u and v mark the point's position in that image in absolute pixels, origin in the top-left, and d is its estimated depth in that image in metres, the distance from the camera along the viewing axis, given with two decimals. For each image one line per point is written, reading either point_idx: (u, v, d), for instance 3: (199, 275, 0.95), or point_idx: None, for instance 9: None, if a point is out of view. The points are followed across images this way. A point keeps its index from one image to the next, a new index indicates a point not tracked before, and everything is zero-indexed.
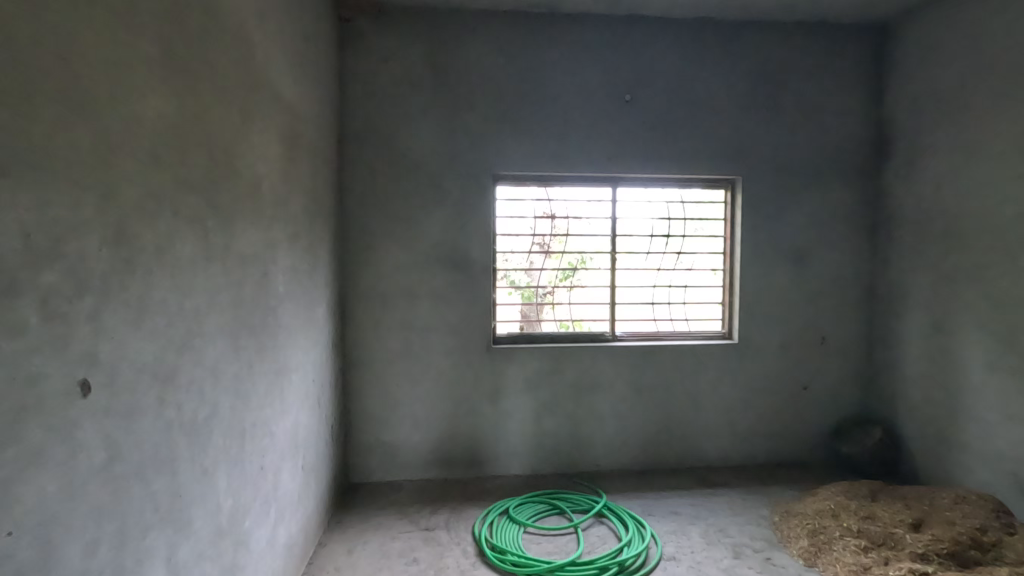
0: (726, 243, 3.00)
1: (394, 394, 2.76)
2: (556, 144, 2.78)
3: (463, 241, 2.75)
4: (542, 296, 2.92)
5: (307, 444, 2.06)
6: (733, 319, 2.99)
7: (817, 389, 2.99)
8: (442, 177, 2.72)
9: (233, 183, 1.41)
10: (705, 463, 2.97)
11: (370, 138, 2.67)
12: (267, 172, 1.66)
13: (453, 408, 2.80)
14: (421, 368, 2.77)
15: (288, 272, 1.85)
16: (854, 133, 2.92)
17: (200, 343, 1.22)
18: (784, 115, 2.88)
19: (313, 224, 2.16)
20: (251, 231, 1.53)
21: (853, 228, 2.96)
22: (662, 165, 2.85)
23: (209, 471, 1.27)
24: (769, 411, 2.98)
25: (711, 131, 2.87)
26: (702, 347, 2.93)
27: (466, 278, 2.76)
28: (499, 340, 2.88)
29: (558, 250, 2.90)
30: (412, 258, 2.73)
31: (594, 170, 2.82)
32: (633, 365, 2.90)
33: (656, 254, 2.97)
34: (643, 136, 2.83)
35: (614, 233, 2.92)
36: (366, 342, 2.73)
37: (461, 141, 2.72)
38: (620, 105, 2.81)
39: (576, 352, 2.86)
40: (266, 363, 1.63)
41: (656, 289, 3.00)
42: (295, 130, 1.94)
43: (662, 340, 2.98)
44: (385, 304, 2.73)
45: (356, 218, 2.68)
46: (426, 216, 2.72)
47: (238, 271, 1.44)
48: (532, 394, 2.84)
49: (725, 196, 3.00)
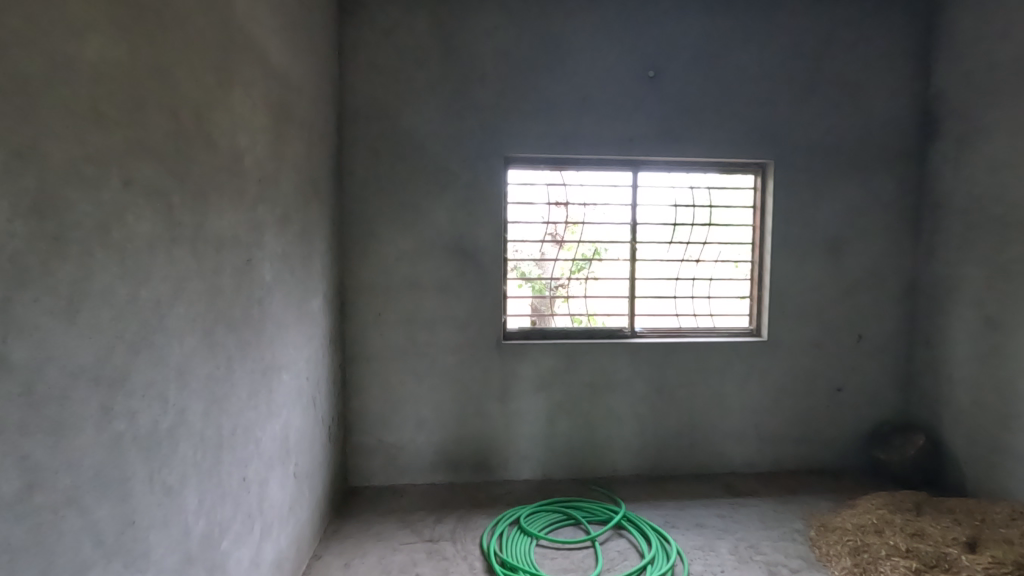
0: (755, 234, 2.79)
1: (397, 393, 2.58)
2: (574, 124, 2.57)
3: (472, 228, 2.55)
4: (555, 289, 2.72)
5: (300, 449, 1.88)
6: (762, 315, 2.78)
7: (851, 391, 2.77)
8: (449, 159, 2.52)
9: (207, 154, 1.21)
10: (730, 469, 2.77)
11: (372, 117, 2.47)
12: (252, 145, 1.47)
13: (460, 408, 2.61)
14: (426, 366, 2.58)
15: (277, 260, 1.66)
16: (898, 114, 2.68)
17: (161, 340, 1.03)
18: (820, 94, 2.65)
19: (307, 207, 1.97)
20: (230, 212, 1.33)
21: (894, 217, 2.72)
22: (688, 148, 2.63)
23: (175, 489, 1.08)
24: (800, 414, 2.77)
25: (741, 110, 2.64)
26: (728, 345, 2.72)
27: (474, 268, 2.56)
28: (509, 336, 2.68)
29: (573, 240, 2.71)
30: (417, 247, 2.53)
31: (613, 152, 2.60)
32: (653, 363, 2.70)
33: (679, 244, 2.77)
34: (667, 115, 2.61)
35: (632, 221, 2.72)
36: (367, 337, 2.54)
37: (471, 121, 2.51)
38: (642, 82, 2.59)
39: (592, 349, 2.66)
40: (250, 362, 1.45)
41: (678, 282, 2.79)
42: (287, 103, 1.74)
43: (684, 336, 2.77)
44: (387, 296, 2.54)
45: (356, 203, 2.48)
46: (432, 202, 2.52)
47: (213, 255, 1.24)
48: (545, 394, 2.65)
49: (755, 182, 2.77)
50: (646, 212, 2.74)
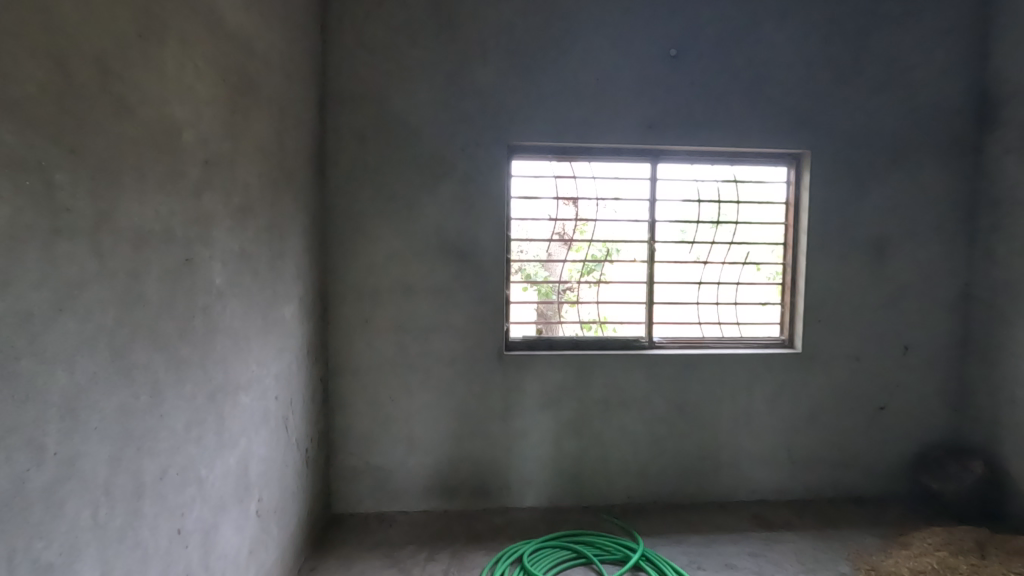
0: (788, 233, 2.50)
1: (387, 409, 2.30)
2: (587, 108, 2.29)
3: (471, 225, 2.27)
4: (564, 293, 2.44)
5: (266, 481, 1.60)
6: (795, 324, 2.48)
7: (896, 410, 2.48)
8: (446, 147, 2.24)
9: (119, 122, 0.94)
10: (759, 497, 2.47)
11: (359, 99, 2.19)
12: (196, 117, 1.20)
13: (456, 427, 2.33)
14: (419, 379, 2.30)
15: (234, 261, 1.38)
16: (951, 98, 2.38)
17: (31, 368, 0.76)
18: (864, 75, 2.36)
19: (278, 199, 1.69)
20: (158, 199, 1.06)
21: (946, 215, 2.42)
22: (715, 136, 2.34)
23: (59, 567, 0.81)
24: (838, 435, 2.47)
25: (774, 94, 2.35)
26: (758, 357, 2.43)
27: (474, 271, 2.28)
28: (513, 345, 2.40)
29: (583, 238, 2.43)
30: (409, 246, 2.26)
31: (631, 141, 2.32)
32: (674, 377, 2.40)
33: (702, 244, 2.48)
34: (691, 99, 2.33)
35: (651, 218, 2.44)
36: (352, 346, 2.26)
37: (471, 105, 2.24)
38: (663, 62, 2.30)
39: (605, 361, 2.37)
40: (188, 387, 1.17)
41: (702, 286, 2.50)
42: (250, 74, 1.47)
43: (709, 347, 2.49)
44: (375, 301, 2.26)
45: (341, 196, 2.21)
46: (426, 195, 2.24)
47: (128, 254, 0.97)
48: (552, 412, 2.36)
49: (788, 175, 2.48)
50: (665, 209, 2.45)
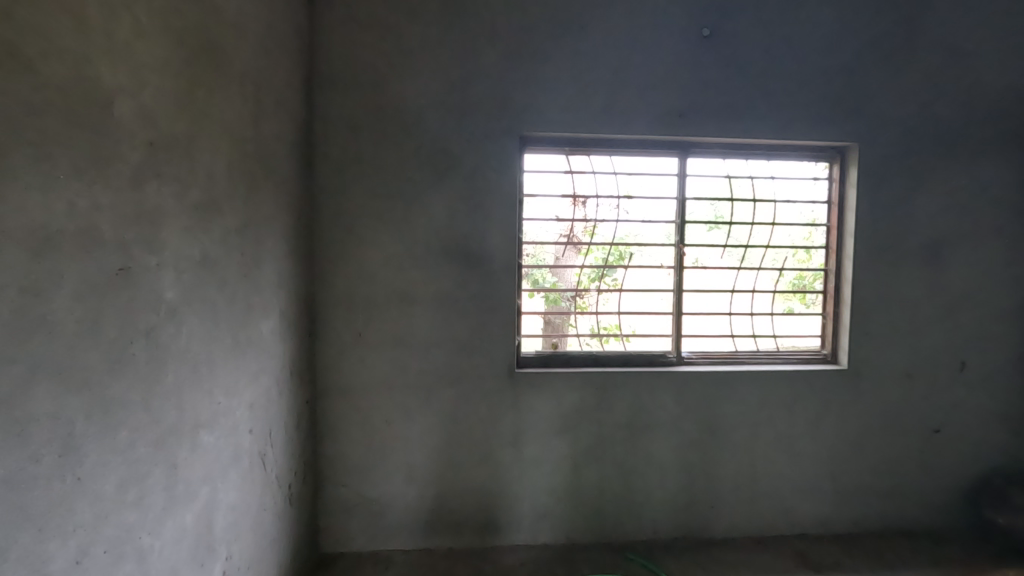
0: (830, 235, 2.24)
1: (382, 434, 2.03)
2: (608, 95, 2.03)
3: (479, 227, 2.01)
4: (581, 303, 2.17)
5: (236, 535, 1.32)
6: (840, 337, 2.23)
7: (950, 433, 2.22)
8: (450, 138, 1.97)
9: (7, 79, 0.68)
10: (799, 530, 2.21)
11: (352, 83, 1.93)
12: (138, 86, 0.93)
13: (461, 455, 2.06)
14: (419, 401, 2.03)
15: (193, 270, 1.12)
16: (1014, 86, 2.14)
17: None
18: (918, 59, 2.10)
19: (253, 194, 1.43)
20: (77, 188, 0.79)
21: (1009, 217, 2.17)
22: (752, 127, 2.09)
23: None
24: (886, 462, 2.21)
25: (818, 79, 2.10)
26: (799, 374, 2.17)
27: (482, 278, 2.02)
28: (524, 362, 2.14)
29: (600, 241, 2.16)
30: (409, 251, 1.99)
31: (659, 132, 2.06)
32: (706, 397, 2.14)
33: (734, 248, 2.23)
34: (726, 85, 2.07)
35: (677, 219, 2.18)
36: (344, 363, 1.99)
37: (479, 89, 1.98)
38: (695, 43, 2.05)
39: (628, 379, 2.11)
40: (123, 435, 0.90)
41: (735, 294, 2.24)
42: (215, 40, 1.20)
43: (742, 362, 2.23)
44: (370, 312, 1.99)
45: (331, 193, 1.94)
46: (428, 193, 1.98)
47: (24, 263, 0.70)
48: (568, 436, 2.10)
49: (831, 171, 2.23)
50: (693, 208, 2.19)
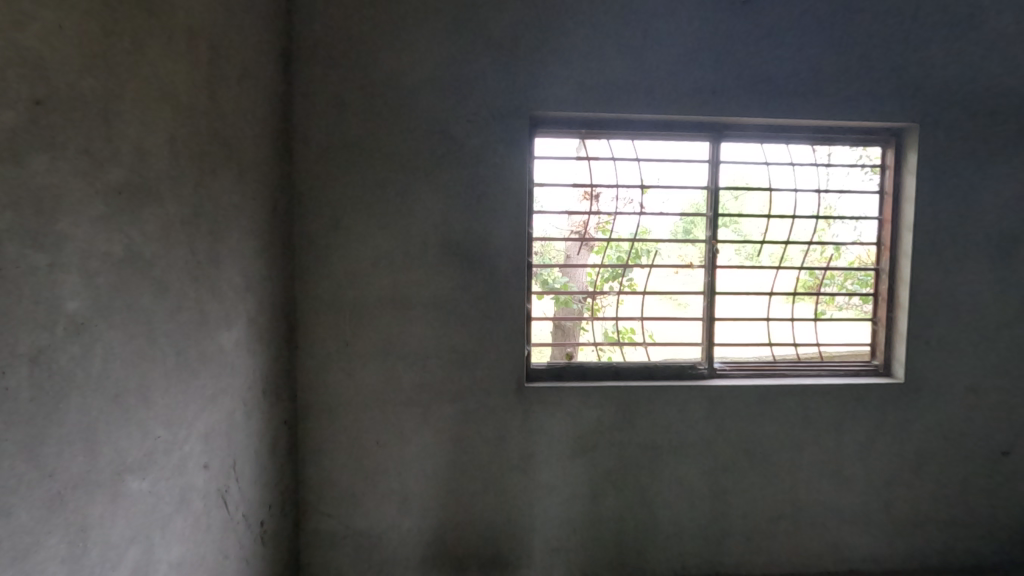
0: (884, 230, 1.97)
1: (373, 458, 1.78)
2: (632, 69, 1.76)
3: (483, 221, 1.75)
4: (599, 307, 1.92)
5: None
6: (894, 346, 1.95)
7: (1021, 456, 1.94)
8: (450, 119, 1.72)
9: None
10: (849, 566, 1.94)
11: (336, 55, 1.67)
12: (10, 24, 0.69)
13: (463, 481, 1.81)
14: (415, 420, 1.78)
15: (113, 273, 0.87)
16: None
17: None
18: (988, 27, 1.83)
19: (208, 180, 1.18)
20: None
21: None
22: (797, 106, 1.82)
23: None
24: (948, 489, 1.94)
25: (871, 51, 1.82)
26: (849, 389, 1.90)
27: (486, 280, 1.76)
28: (534, 374, 1.88)
29: (621, 236, 1.90)
30: (403, 248, 1.74)
31: (690, 112, 1.79)
32: (742, 414, 1.88)
33: (773, 245, 1.96)
34: (766, 58, 1.80)
35: (707, 211, 1.92)
36: (329, 377, 1.74)
37: (481, 62, 1.72)
38: (728, 8, 1.78)
39: (654, 395, 1.85)
40: None
41: (774, 297, 1.98)
42: None
43: (783, 374, 1.96)
44: (358, 319, 1.74)
45: (312, 181, 1.69)
46: (424, 182, 1.72)
47: None
48: (585, 460, 1.84)
49: (885, 156, 1.96)
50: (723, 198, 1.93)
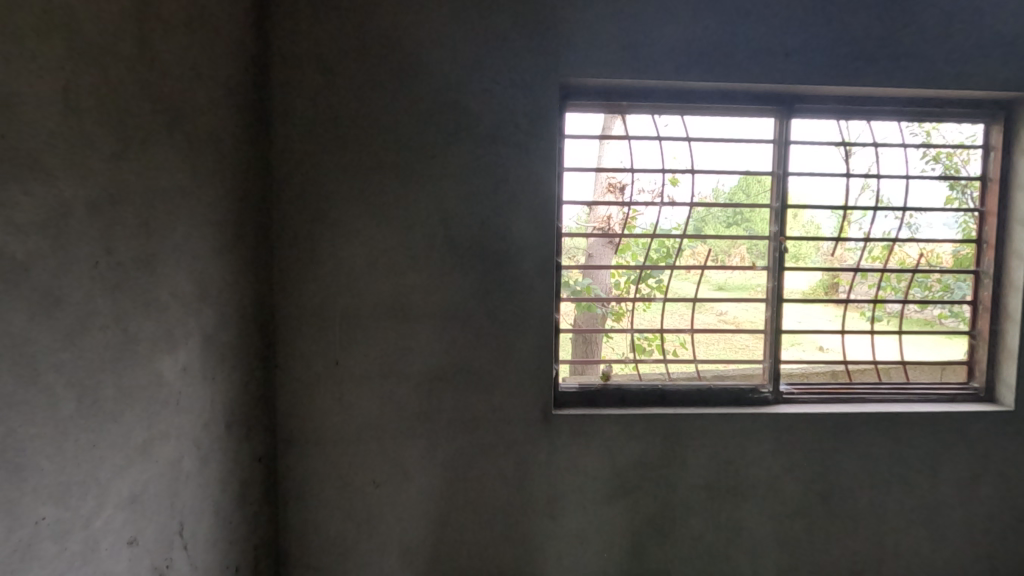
0: (988, 225, 1.63)
1: (368, 500, 1.47)
2: (686, 26, 1.43)
3: (504, 213, 1.43)
4: (639, 317, 1.60)
5: None
6: (1000, 366, 1.61)
7: None
8: (465, 87, 1.40)
9: None
10: None
11: (325, 9, 1.36)
12: None
13: (477, 528, 1.49)
14: (419, 455, 1.47)
15: None
16: None
17: None
18: None
19: (137, 154, 0.87)
20: None
21: None
22: (889, 72, 1.48)
23: None
24: None
25: (983, 5, 1.48)
26: (947, 419, 1.56)
27: (506, 285, 1.44)
28: (562, 398, 1.56)
29: (667, 232, 1.57)
30: (405, 247, 1.42)
31: (757, 79, 1.46)
32: (816, 448, 1.54)
33: (853, 243, 1.62)
34: (852, 13, 1.46)
35: (720, 203, 1.58)
36: (315, 403, 1.43)
37: (504, 19, 1.40)
38: None
39: (709, 424, 1.52)
40: None
41: (852, 305, 1.64)
42: None
43: (863, 399, 1.62)
44: (350, 332, 1.43)
45: (293, 164, 1.38)
46: (432, 165, 1.41)
47: None
48: (624, 503, 1.52)
49: (991, 135, 1.61)
50: (729, 185, 1.58)
